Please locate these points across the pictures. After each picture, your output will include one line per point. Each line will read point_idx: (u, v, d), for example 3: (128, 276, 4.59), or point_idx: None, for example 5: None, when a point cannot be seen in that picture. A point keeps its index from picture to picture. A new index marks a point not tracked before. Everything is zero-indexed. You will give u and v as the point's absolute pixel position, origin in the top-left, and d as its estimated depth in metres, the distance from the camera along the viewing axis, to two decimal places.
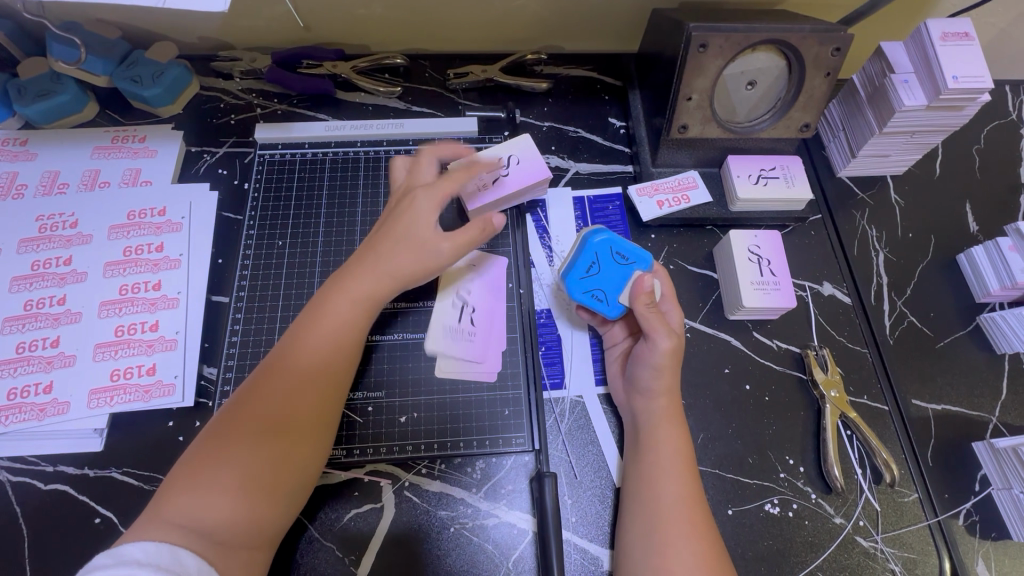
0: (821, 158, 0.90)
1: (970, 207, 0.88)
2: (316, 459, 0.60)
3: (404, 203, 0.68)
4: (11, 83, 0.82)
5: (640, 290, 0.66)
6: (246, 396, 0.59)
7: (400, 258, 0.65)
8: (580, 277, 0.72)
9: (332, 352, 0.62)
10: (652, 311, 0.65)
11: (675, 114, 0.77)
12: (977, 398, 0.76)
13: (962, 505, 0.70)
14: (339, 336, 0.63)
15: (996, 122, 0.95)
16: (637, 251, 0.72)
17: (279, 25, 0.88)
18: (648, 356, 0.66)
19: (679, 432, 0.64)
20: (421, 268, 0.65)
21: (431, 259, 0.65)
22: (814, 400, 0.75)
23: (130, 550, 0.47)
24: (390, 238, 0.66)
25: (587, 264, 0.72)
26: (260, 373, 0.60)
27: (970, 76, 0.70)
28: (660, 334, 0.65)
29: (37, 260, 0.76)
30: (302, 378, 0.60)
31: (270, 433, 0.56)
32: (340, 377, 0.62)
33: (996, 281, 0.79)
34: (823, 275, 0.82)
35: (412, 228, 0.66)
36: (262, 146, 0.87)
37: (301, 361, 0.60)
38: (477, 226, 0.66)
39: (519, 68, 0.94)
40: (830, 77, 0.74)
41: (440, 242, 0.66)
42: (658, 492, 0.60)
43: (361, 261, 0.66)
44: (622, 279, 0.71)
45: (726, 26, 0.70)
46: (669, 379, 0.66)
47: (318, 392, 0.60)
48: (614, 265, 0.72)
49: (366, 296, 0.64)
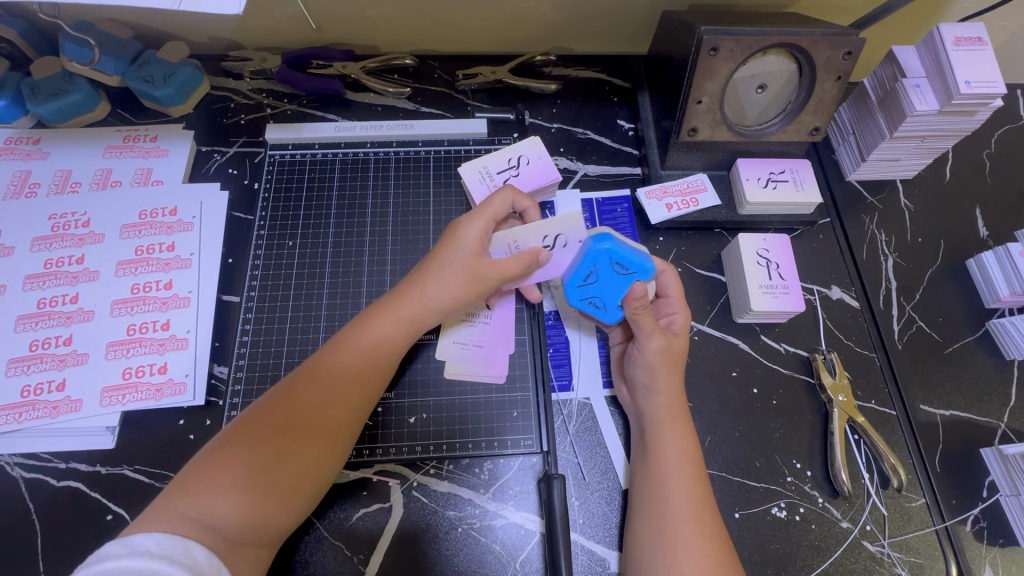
0: (830, 162, 0.90)
1: (980, 211, 0.88)
2: (330, 474, 0.60)
3: (450, 232, 0.69)
4: (24, 83, 0.83)
5: (633, 296, 0.65)
6: (279, 396, 0.60)
7: (442, 283, 0.66)
8: (578, 285, 0.70)
9: (368, 367, 0.63)
10: (642, 313, 0.65)
11: (685, 117, 0.77)
12: (985, 404, 0.76)
13: (970, 511, 0.70)
14: (377, 354, 0.63)
15: (1007, 126, 0.94)
16: (639, 260, 0.68)
17: (289, 25, 0.88)
18: (637, 355, 0.68)
19: (687, 432, 0.65)
20: (463, 295, 0.66)
21: (473, 287, 0.66)
22: (822, 403, 0.75)
23: (143, 540, 0.48)
24: (438, 266, 0.67)
25: (585, 274, 0.69)
26: (294, 376, 0.61)
27: (983, 81, 0.70)
28: (648, 335, 0.66)
29: (50, 259, 0.77)
30: (334, 388, 0.60)
31: (299, 438, 0.57)
32: (369, 393, 0.63)
33: (1006, 286, 0.79)
34: (831, 279, 0.82)
35: (457, 253, 0.67)
36: (272, 146, 0.87)
37: (338, 371, 0.61)
38: (521, 262, 0.67)
39: (528, 69, 0.94)
40: (841, 81, 0.74)
41: (485, 270, 0.66)
42: (669, 489, 0.61)
43: (410, 283, 0.67)
44: (620, 288, 0.68)
45: (738, 29, 0.70)
46: (667, 379, 0.66)
47: (349, 403, 0.61)
48: (613, 275, 0.68)
49: (408, 317, 0.65)
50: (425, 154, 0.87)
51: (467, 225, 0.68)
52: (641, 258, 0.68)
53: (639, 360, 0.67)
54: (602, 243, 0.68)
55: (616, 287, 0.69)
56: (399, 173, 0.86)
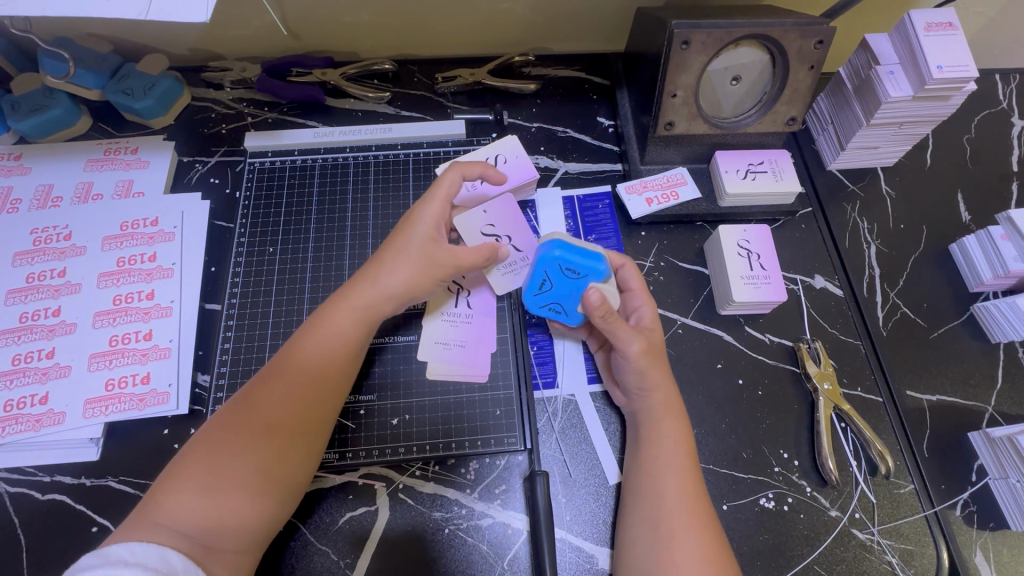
0: (810, 151, 0.90)
1: (962, 196, 0.88)
2: (309, 470, 0.60)
3: (406, 219, 0.69)
4: (4, 99, 0.83)
5: (592, 305, 0.63)
6: (243, 399, 0.60)
7: (394, 270, 0.66)
8: (535, 294, 0.70)
9: (330, 361, 0.63)
10: (611, 322, 0.64)
11: (661, 112, 0.77)
12: (972, 388, 0.76)
13: (960, 496, 0.70)
14: (337, 346, 0.64)
15: (985, 111, 0.94)
16: (590, 262, 0.66)
17: (266, 34, 0.88)
18: (623, 363, 0.66)
19: (683, 425, 0.65)
20: (417, 280, 0.67)
21: (430, 273, 0.67)
22: (808, 393, 0.74)
23: (119, 551, 0.47)
24: (392, 254, 0.67)
25: (540, 282, 0.69)
26: (259, 377, 0.62)
27: (955, 65, 0.70)
28: (628, 341, 0.65)
29: (32, 273, 0.77)
30: (298, 384, 0.60)
31: (263, 437, 0.57)
32: (337, 387, 0.63)
33: (989, 270, 0.79)
34: (814, 268, 0.82)
35: (411, 243, 0.67)
36: (252, 154, 0.87)
37: (300, 365, 0.61)
38: (479, 251, 0.68)
39: (507, 70, 0.95)
40: (814, 70, 0.74)
41: (437, 253, 0.67)
42: (662, 479, 0.61)
43: (365, 274, 0.67)
44: (578, 291, 0.68)
45: (708, 22, 0.70)
46: (658, 377, 0.66)
47: (314, 398, 0.61)
48: (567, 280, 0.67)
49: (364, 307, 0.65)
50: (404, 157, 0.88)
51: (420, 212, 0.69)
52: (591, 261, 0.66)
53: (628, 367, 0.66)
54: (551, 250, 0.66)
55: (573, 292, 0.68)
56: (379, 176, 0.86)
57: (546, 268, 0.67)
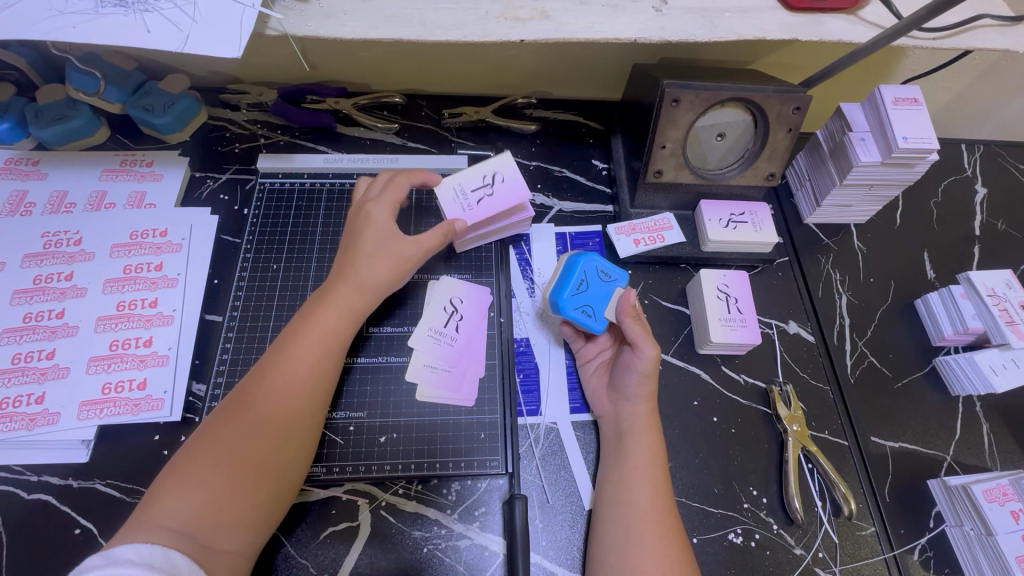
0: (788, 204, 0.97)
1: (928, 255, 0.94)
2: (303, 460, 0.63)
3: (360, 215, 0.75)
4: (28, 107, 0.87)
5: (627, 303, 0.73)
6: (236, 398, 0.62)
7: (365, 264, 0.71)
8: (570, 295, 0.75)
9: (320, 357, 0.66)
10: (639, 324, 0.71)
11: (650, 160, 0.83)
12: (932, 437, 0.80)
13: (918, 540, 0.73)
14: (326, 343, 0.67)
15: (951, 177, 1.02)
16: (617, 270, 0.77)
17: (285, 63, 0.93)
18: (634, 364, 0.71)
19: (656, 440, 0.69)
20: (390, 271, 0.73)
21: (401, 265, 0.73)
22: (778, 433, 0.78)
23: (124, 550, 0.49)
24: (362, 250, 0.72)
25: (576, 282, 0.75)
26: (251, 376, 0.64)
27: (918, 137, 0.76)
28: (646, 345, 0.70)
29: (39, 275, 0.79)
30: (291, 382, 0.63)
31: (258, 433, 0.60)
32: (326, 380, 0.66)
33: (950, 326, 0.84)
34: (788, 314, 0.87)
35: (373, 239, 0.73)
36: (263, 174, 0.92)
37: (292, 362, 0.64)
38: (437, 232, 0.76)
39: (509, 110, 1.01)
40: (791, 132, 0.81)
41: (406, 249, 0.74)
42: (632, 496, 0.64)
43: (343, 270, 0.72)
44: (606, 296, 0.76)
45: (697, 84, 0.76)
46: (647, 388, 0.71)
47: (306, 393, 0.64)
48: (599, 282, 0.76)
49: (346, 302, 0.69)
50: None
51: (375, 211, 0.75)
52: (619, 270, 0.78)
53: (636, 369, 0.71)
54: (584, 258, 0.77)
55: (602, 297, 0.76)
56: None
57: (583, 270, 0.76)
